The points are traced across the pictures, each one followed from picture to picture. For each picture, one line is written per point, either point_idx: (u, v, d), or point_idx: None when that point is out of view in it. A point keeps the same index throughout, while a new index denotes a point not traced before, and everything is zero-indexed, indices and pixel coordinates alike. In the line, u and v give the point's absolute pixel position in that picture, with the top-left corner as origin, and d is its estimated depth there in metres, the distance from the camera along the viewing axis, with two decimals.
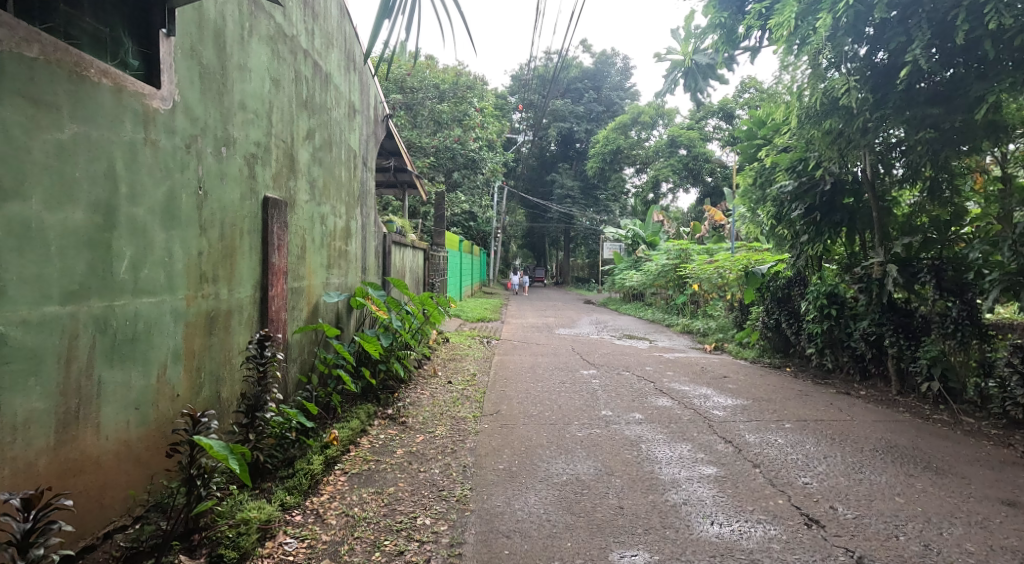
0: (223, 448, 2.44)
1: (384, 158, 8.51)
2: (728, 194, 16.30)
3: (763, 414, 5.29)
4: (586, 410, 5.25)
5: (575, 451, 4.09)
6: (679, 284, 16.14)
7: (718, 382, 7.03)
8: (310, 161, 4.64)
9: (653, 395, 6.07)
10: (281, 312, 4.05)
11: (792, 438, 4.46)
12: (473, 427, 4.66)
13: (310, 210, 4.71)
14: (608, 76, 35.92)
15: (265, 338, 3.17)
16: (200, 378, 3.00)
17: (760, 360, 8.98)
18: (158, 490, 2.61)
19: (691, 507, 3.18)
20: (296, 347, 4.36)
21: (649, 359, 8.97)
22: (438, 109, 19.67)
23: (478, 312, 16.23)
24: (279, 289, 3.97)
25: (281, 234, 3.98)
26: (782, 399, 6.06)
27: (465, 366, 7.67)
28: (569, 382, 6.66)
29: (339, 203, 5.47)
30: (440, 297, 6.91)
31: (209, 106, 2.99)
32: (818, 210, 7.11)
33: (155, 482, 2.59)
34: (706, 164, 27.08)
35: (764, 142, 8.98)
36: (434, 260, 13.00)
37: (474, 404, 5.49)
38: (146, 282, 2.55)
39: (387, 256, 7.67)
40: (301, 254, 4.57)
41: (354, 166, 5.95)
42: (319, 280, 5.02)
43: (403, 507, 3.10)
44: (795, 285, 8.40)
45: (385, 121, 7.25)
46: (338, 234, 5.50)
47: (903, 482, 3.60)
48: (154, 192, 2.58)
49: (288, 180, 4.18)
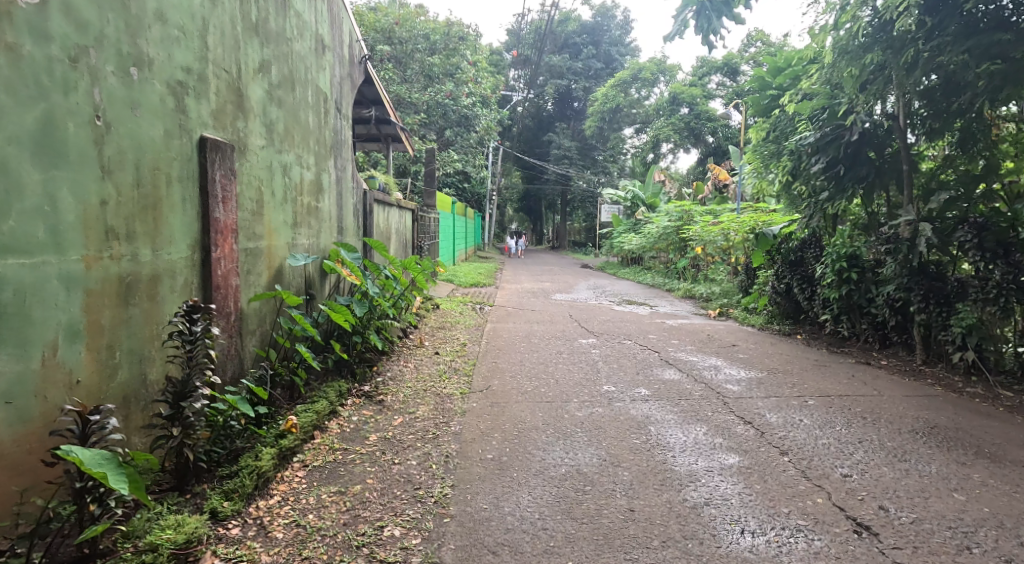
0: (106, 461, 1.89)
1: (365, 109, 7.80)
2: (733, 153, 15.64)
3: (781, 388, 4.77)
4: (586, 386, 4.72)
5: (574, 436, 3.56)
6: (681, 247, 15.59)
7: (727, 351, 6.50)
8: (266, 99, 3.99)
9: (659, 367, 5.54)
10: (231, 278, 3.47)
11: (819, 418, 3.95)
12: (458, 407, 4.12)
13: (268, 158, 4.08)
14: (607, 30, 34.57)
15: (194, 309, 2.58)
16: (113, 359, 2.44)
17: (769, 327, 8.44)
18: (31, 514, 2.06)
19: (716, 509, 2.65)
20: (254, 317, 3.79)
21: (651, 326, 8.44)
22: (429, 61, 18.80)
23: (471, 277, 15.62)
24: (226, 250, 3.39)
25: (226, 184, 3.37)
26: (799, 370, 5.53)
27: (455, 335, 7.13)
28: (566, 352, 6.12)
29: (305, 152, 4.82)
30: (423, 260, 6.30)
31: (106, 9, 2.36)
32: (841, 163, 6.50)
33: (27, 502, 2.04)
34: (708, 123, 26.40)
35: (779, 92, 8.29)
36: (423, 221, 12.32)
37: (462, 379, 4.94)
38: (13, 236, 2.02)
39: (367, 215, 7.03)
40: (257, 209, 3.95)
41: (323, 111, 5.30)
42: (282, 240, 4.41)
43: (368, 512, 2.58)
44: (810, 247, 7.81)
45: (363, 64, 6.53)
46: (305, 188, 4.87)
47: (957, 473, 3.08)
48: (14, 115, 2.02)
49: (235, 119, 3.54)
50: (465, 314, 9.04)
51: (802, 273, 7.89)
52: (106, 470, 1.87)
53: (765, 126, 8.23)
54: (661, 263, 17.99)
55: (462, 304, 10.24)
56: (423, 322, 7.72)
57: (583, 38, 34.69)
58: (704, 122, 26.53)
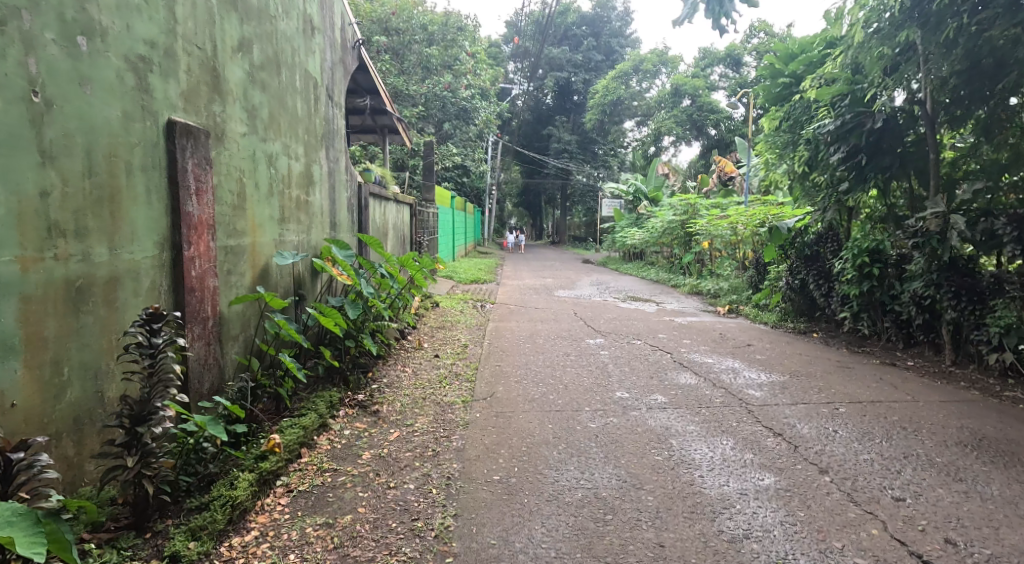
0: (21, 520, 1.72)
1: (359, 98, 7.43)
2: (739, 145, 15.26)
3: (806, 394, 4.43)
4: (598, 392, 4.38)
5: (588, 452, 3.23)
6: (685, 242, 15.26)
7: (743, 352, 6.16)
8: (246, 82, 3.64)
9: (673, 370, 5.20)
10: (209, 279, 3.13)
11: (854, 428, 3.61)
12: (461, 418, 3.78)
13: (250, 146, 3.72)
14: (608, 21, 34.10)
15: (154, 317, 2.19)
16: (60, 376, 2.14)
17: (783, 325, 8.08)
18: None
19: (757, 545, 2.32)
20: (236, 322, 3.45)
21: (660, 324, 8.10)
22: (427, 53, 18.42)
23: (471, 274, 15.26)
24: (201, 247, 3.04)
25: (200, 174, 3.01)
26: (823, 373, 5.19)
27: (456, 335, 6.79)
28: (573, 354, 5.78)
29: (292, 142, 4.48)
30: (422, 257, 5.93)
31: None
32: (863, 152, 6.16)
33: None
34: (710, 115, 26.07)
35: (791, 80, 7.94)
36: (422, 217, 11.95)
37: (464, 385, 4.60)
38: None
39: (362, 210, 6.68)
40: (239, 202, 3.61)
41: (313, 98, 4.96)
42: (268, 237, 4.06)
43: (358, 553, 2.25)
44: (828, 242, 7.46)
45: (356, 49, 6.17)
46: (293, 181, 4.52)
47: (1021, 495, 2.74)
48: None
49: (211, 103, 3.19)
50: (465, 313, 8.68)
51: (818, 268, 7.53)
52: (15, 531, 1.69)
53: (779, 114, 7.87)
54: (664, 257, 17.68)
55: (463, 302, 9.89)
56: (422, 323, 7.37)
57: (582, 30, 34.22)
58: (706, 115, 26.18)
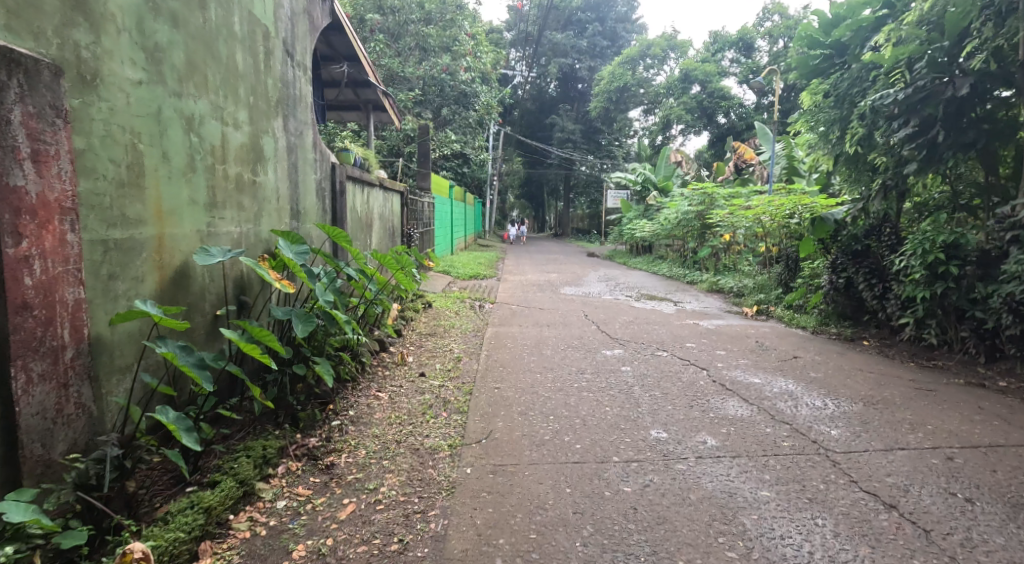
0: None
1: (335, 64, 6.36)
2: (759, 129, 14.22)
3: (897, 432, 3.41)
4: (627, 432, 3.36)
5: (628, 544, 2.24)
6: (700, 234, 14.27)
7: (792, 367, 5.13)
8: (142, 8, 2.61)
9: (715, 396, 4.16)
10: (66, 287, 2.12)
11: (994, 497, 2.58)
12: (444, 477, 2.77)
13: (152, 100, 2.69)
14: (614, 5, 32.92)
15: None
16: None
17: (826, 330, 7.02)
18: None
19: None
20: (123, 348, 2.45)
21: (684, 329, 7.08)
22: (424, 32, 17.37)
23: (471, 268, 14.27)
24: (48, 241, 2.05)
25: (39, 131, 2.03)
26: (901, 397, 4.18)
27: (448, 345, 5.77)
28: (589, 371, 4.76)
29: (228, 102, 3.44)
30: (402, 256, 4.85)
31: None
32: (938, 126, 5.14)
33: None
34: (721, 102, 25.33)
35: (836, 55, 6.90)
36: (415, 206, 10.91)
37: (453, 420, 3.58)
38: None
39: (335, 195, 5.65)
40: (135, 177, 2.58)
41: (262, 51, 3.93)
42: (185, 225, 3.01)
43: None
44: (883, 235, 6.40)
45: (327, 2, 5.12)
46: (230, 154, 3.49)
47: None
48: None
49: (68, 26, 2.23)
50: (461, 315, 7.63)
51: (870, 266, 6.47)
52: None
53: (823, 86, 6.79)
54: (676, 251, 16.71)
55: (459, 301, 8.86)
56: (409, 329, 6.33)
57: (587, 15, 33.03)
58: (717, 101, 25.39)
